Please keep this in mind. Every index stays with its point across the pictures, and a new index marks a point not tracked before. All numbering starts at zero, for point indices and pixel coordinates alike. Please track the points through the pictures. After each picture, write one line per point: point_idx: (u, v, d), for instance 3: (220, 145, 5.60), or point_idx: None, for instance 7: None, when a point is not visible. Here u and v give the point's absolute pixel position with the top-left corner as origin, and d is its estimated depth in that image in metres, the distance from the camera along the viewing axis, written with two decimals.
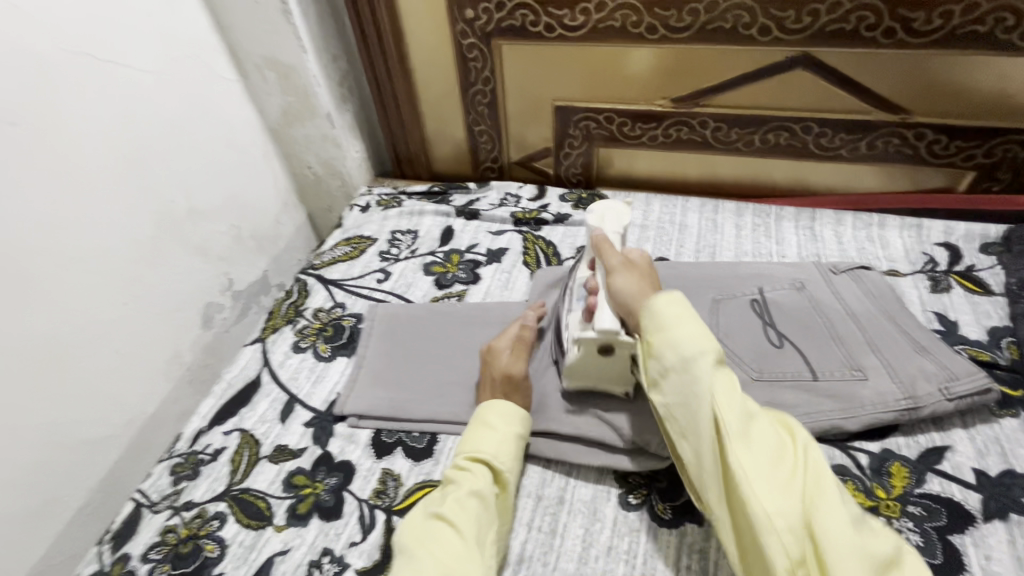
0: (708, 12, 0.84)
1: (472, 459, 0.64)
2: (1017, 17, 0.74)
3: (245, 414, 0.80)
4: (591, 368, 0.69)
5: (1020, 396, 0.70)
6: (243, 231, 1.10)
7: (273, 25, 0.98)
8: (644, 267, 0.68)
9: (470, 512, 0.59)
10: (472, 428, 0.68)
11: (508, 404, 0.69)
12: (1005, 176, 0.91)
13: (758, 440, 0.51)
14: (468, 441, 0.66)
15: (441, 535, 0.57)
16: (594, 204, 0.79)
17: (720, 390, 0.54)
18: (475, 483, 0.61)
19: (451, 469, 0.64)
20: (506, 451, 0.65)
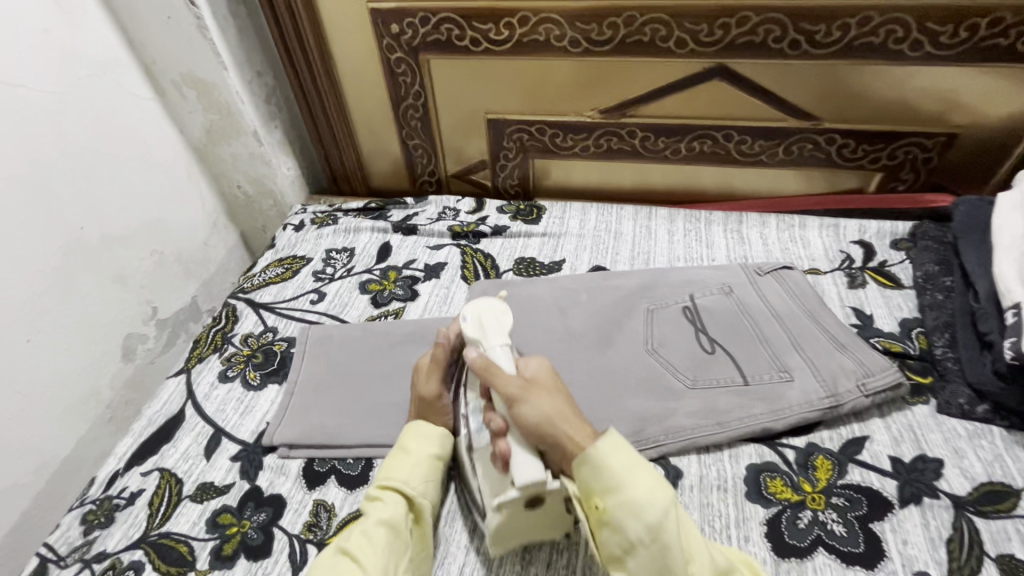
0: (627, 26, 0.86)
1: (384, 487, 0.63)
2: (906, 29, 0.80)
3: (166, 452, 0.75)
4: (517, 527, 0.59)
5: (929, 382, 0.75)
6: (167, 257, 1.05)
7: (188, 41, 0.93)
8: (545, 382, 0.62)
9: (377, 542, 0.57)
10: (390, 454, 0.67)
11: (428, 426, 0.68)
12: (909, 176, 0.97)
13: None
14: (383, 469, 0.65)
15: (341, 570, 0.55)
16: (466, 307, 0.69)
17: (662, 513, 0.52)
18: (383, 512, 0.60)
19: (364, 500, 0.63)
20: (418, 475, 0.64)
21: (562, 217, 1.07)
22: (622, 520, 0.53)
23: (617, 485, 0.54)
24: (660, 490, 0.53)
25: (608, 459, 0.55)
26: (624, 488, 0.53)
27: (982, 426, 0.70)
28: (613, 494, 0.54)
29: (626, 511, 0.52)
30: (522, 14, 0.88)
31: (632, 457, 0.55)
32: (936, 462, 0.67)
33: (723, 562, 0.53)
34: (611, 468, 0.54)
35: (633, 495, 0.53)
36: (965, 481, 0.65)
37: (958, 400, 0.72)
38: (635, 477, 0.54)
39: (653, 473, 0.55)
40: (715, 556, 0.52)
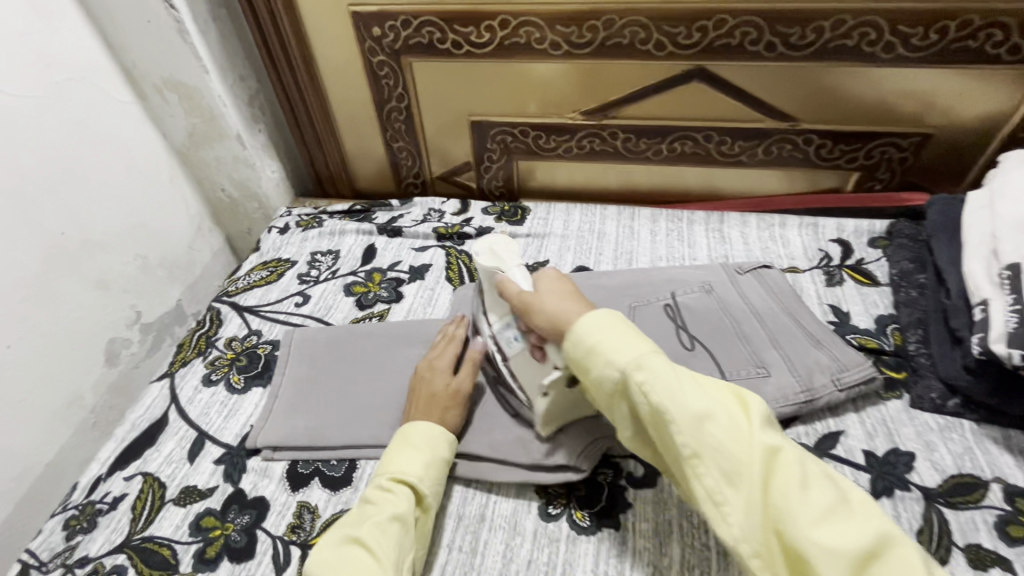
0: (607, 29, 0.87)
1: (397, 481, 0.63)
2: (878, 32, 0.81)
3: (149, 456, 0.75)
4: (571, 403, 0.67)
5: (903, 377, 0.77)
6: (151, 260, 1.04)
7: (169, 45, 0.93)
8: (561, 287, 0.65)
9: (390, 537, 0.58)
10: (401, 447, 0.66)
11: (438, 426, 0.68)
12: (885, 175, 0.99)
13: (710, 441, 0.49)
14: (394, 461, 0.65)
15: (356, 561, 0.56)
16: (472, 244, 0.72)
17: (622, 369, 0.54)
18: (399, 507, 0.60)
19: (373, 489, 0.63)
20: (431, 474, 0.64)
21: (546, 218, 1.08)
22: (597, 378, 0.56)
23: (588, 348, 0.57)
24: (624, 349, 0.55)
25: (580, 332, 0.58)
26: (594, 348, 0.57)
27: (953, 420, 0.72)
28: (586, 358, 0.57)
29: (596, 372, 0.56)
30: (502, 17, 0.89)
31: (602, 322, 0.57)
32: (908, 455, 0.69)
33: (700, 409, 0.50)
34: (582, 342, 0.57)
35: (600, 354, 0.56)
36: (936, 473, 0.67)
37: (930, 394, 0.73)
38: (605, 339, 0.56)
39: (630, 336, 0.56)
40: (689, 399, 0.51)
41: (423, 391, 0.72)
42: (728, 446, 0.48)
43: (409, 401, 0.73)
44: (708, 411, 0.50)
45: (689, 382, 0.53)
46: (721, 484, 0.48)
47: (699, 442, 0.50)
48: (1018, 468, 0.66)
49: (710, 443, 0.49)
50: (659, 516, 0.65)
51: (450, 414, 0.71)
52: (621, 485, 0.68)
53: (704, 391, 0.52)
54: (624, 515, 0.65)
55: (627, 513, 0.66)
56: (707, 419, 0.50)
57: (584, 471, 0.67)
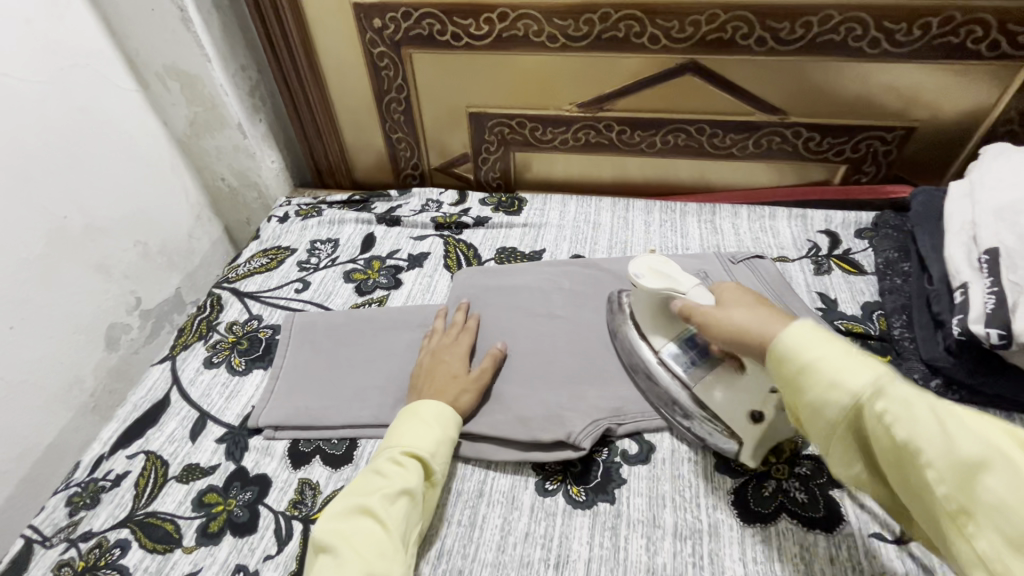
0: (603, 22, 0.89)
1: (410, 456, 0.64)
2: (864, 28, 0.84)
3: (152, 435, 0.76)
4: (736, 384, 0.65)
5: (887, 361, 0.79)
6: (151, 248, 1.05)
7: (172, 34, 0.94)
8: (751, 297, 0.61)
9: (399, 511, 0.59)
10: (415, 422, 0.67)
11: (447, 406, 0.69)
12: (871, 168, 1.02)
13: (988, 496, 0.40)
14: (407, 435, 0.65)
15: (366, 531, 0.57)
16: (632, 266, 0.71)
17: (848, 396, 0.47)
18: (411, 482, 0.61)
19: (385, 461, 0.63)
20: (442, 451, 0.66)
21: (542, 208, 1.10)
22: (815, 406, 0.49)
23: (802, 367, 0.50)
24: (847, 373, 0.47)
25: (788, 348, 0.51)
26: (808, 370, 0.49)
27: (935, 400, 0.75)
28: (798, 379, 0.50)
29: (808, 399, 0.49)
30: (501, 10, 0.91)
31: (813, 338, 0.50)
32: None
33: (969, 453, 0.41)
34: (788, 355, 0.51)
35: (820, 377, 0.48)
36: None
37: (913, 376, 0.76)
38: (821, 358, 0.49)
39: (851, 354, 0.49)
40: (957, 440, 0.42)
41: (438, 370, 0.75)
42: (1016, 502, 0.38)
43: (417, 383, 0.74)
44: (981, 456, 0.41)
45: (960, 418, 0.43)
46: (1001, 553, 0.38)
47: (970, 494, 0.41)
48: None
49: (986, 496, 0.40)
50: (652, 491, 0.67)
51: (468, 398, 0.72)
52: (617, 462, 0.70)
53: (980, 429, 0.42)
54: (619, 490, 0.67)
55: (622, 488, 0.68)
56: (980, 463, 0.41)
57: (582, 449, 0.69)
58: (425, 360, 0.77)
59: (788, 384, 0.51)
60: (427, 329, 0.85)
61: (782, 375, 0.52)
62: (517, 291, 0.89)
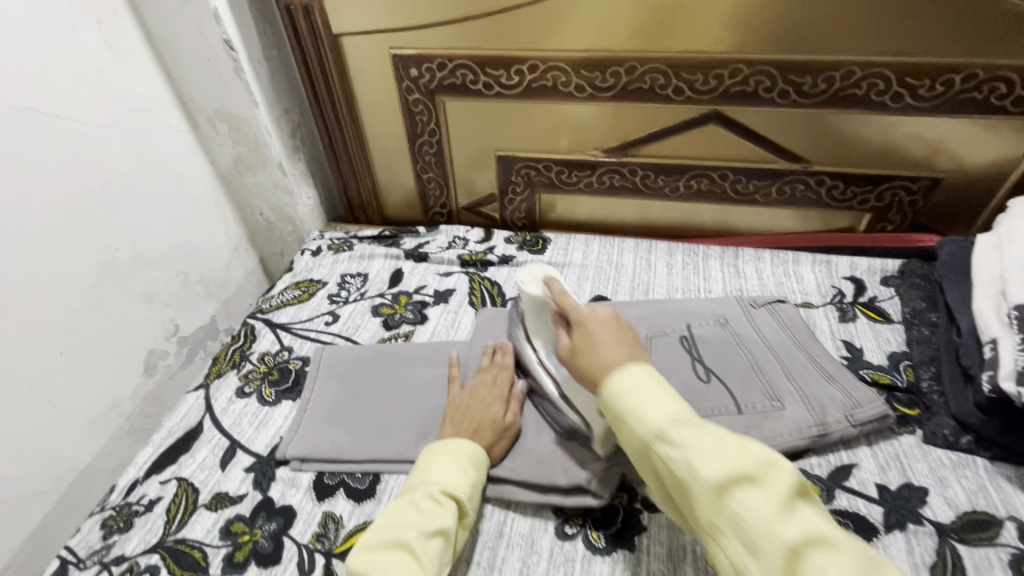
0: (629, 75, 0.93)
1: (447, 495, 0.65)
2: (886, 83, 0.86)
3: (184, 462, 0.79)
4: (704, 455, 0.52)
5: (916, 414, 0.78)
6: (191, 278, 1.11)
7: (224, 81, 1.02)
8: (607, 324, 0.68)
9: (434, 549, 0.60)
10: (450, 460, 0.68)
11: (480, 450, 0.71)
12: (896, 217, 1.02)
13: (745, 516, 0.48)
14: (444, 474, 0.67)
15: (402, 564, 0.57)
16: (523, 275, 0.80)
17: (653, 427, 0.56)
18: (448, 522, 0.62)
19: (422, 497, 0.64)
20: (474, 494, 0.67)
21: (566, 248, 1.12)
22: (630, 434, 0.58)
23: (625, 409, 0.59)
24: (765, 509, 0.48)
25: (703, 472, 0.51)
26: (624, 405, 0.59)
27: (966, 457, 0.73)
28: (619, 420, 0.60)
29: (625, 424, 0.59)
30: (531, 62, 0.96)
31: (728, 466, 0.51)
32: (921, 489, 0.70)
33: (726, 474, 0.50)
34: (613, 381, 0.61)
35: (632, 415, 0.58)
36: (949, 509, 0.68)
37: (943, 431, 0.75)
38: (638, 397, 0.59)
39: (757, 480, 0.50)
40: (714, 467, 0.51)
41: (475, 410, 0.76)
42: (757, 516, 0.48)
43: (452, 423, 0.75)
44: (739, 481, 0.50)
45: (720, 450, 0.52)
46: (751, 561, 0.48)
47: (726, 511, 0.50)
48: None
49: (743, 515, 0.48)
50: (672, 539, 0.67)
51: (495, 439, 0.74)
52: (637, 508, 0.70)
53: (735, 456, 0.52)
54: (640, 538, 0.67)
55: (642, 536, 0.67)
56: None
57: (603, 497, 0.69)
58: (455, 403, 0.78)
59: (614, 420, 0.60)
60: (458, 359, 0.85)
61: (650, 451, 0.56)
62: None
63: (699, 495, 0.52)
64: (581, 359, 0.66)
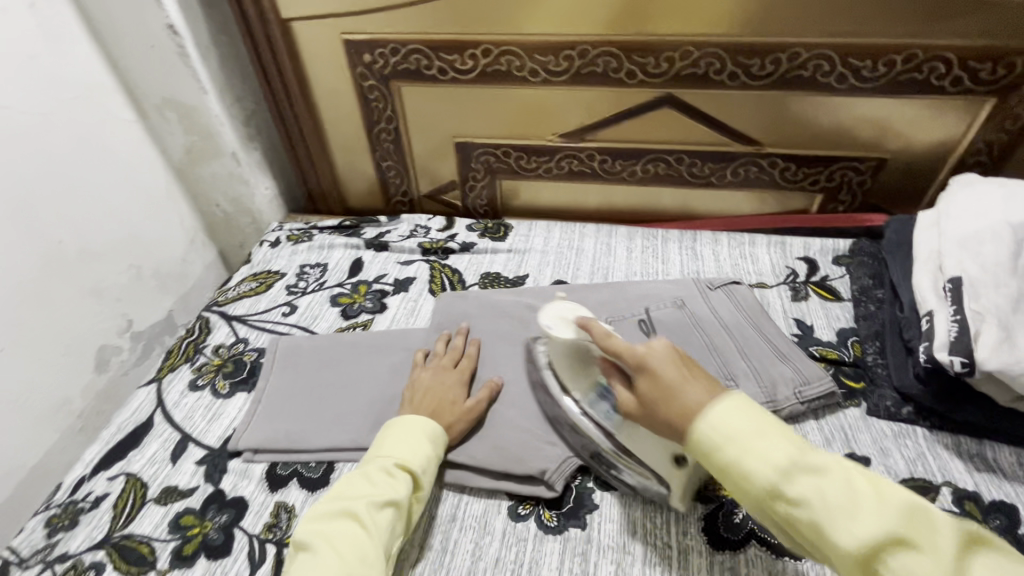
0: (581, 58, 0.93)
1: (400, 468, 0.65)
2: (831, 64, 0.87)
3: (133, 457, 0.77)
4: (757, 453, 0.51)
5: (861, 387, 0.80)
6: (144, 271, 1.08)
7: (170, 67, 0.99)
8: (671, 363, 0.58)
9: (385, 519, 0.61)
10: (407, 435, 0.69)
11: (438, 427, 0.71)
12: (847, 198, 1.05)
13: (825, 513, 0.48)
14: (399, 448, 0.67)
15: (347, 532, 0.59)
16: (541, 316, 0.68)
17: (732, 446, 0.52)
18: (400, 494, 0.63)
19: (375, 470, 0.65)
20: (431, 467, 0.68)
21: (527, 234, 1.12)
22: (711, 459, 0.53)
23: (704, 434, 0.54)
24: (828, 500, 0.48)
25: (761, 474, 0.50)
26: (704, 434, 0.54)
27: (907, 427, 0.75)
28: (698, 449, 0.54)
29: (710, 456, 0.53)
30: (484, 46, 0.95)
31: (781, 461, 0.50)
32: (864, 459, 0.72)
33: (793, 474, 0.49)
34: (705, 426, 0.53)
35: (712, 439, 0.53)
36: (889, 477, 0.70)
37: (886, 403, 0.77)
38: (721, 423, 0.53)
39: (812, 469, 0.50)
40: (781, 465, 0.50)
41: (434, 393, 0.76)
42: (833, 511, 0.47)
43: (416, 403, 0.74)
44: (809, 474, 0.49)
45: (791, 450, 0.51)
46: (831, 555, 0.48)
47: (802, 512, 0.49)
48: (967, 473, 0.70)
49: (824, 512, 0.48)
50: (623, 516, 0.68)
51: (456, 422, 0.73)
52: (589, 487, 0.71)
53: (793, 448, 0.51)
54: (591, 516, 0.68)
55: (594, 514, 0.68)
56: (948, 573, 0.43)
57: (555, 489, 0.69)
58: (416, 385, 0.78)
59: (698, 453, 0.54)
60: (436, 345, 0.84)
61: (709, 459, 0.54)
62: (498, 315, 0.90)
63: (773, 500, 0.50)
64: (659, 413, 0.57)
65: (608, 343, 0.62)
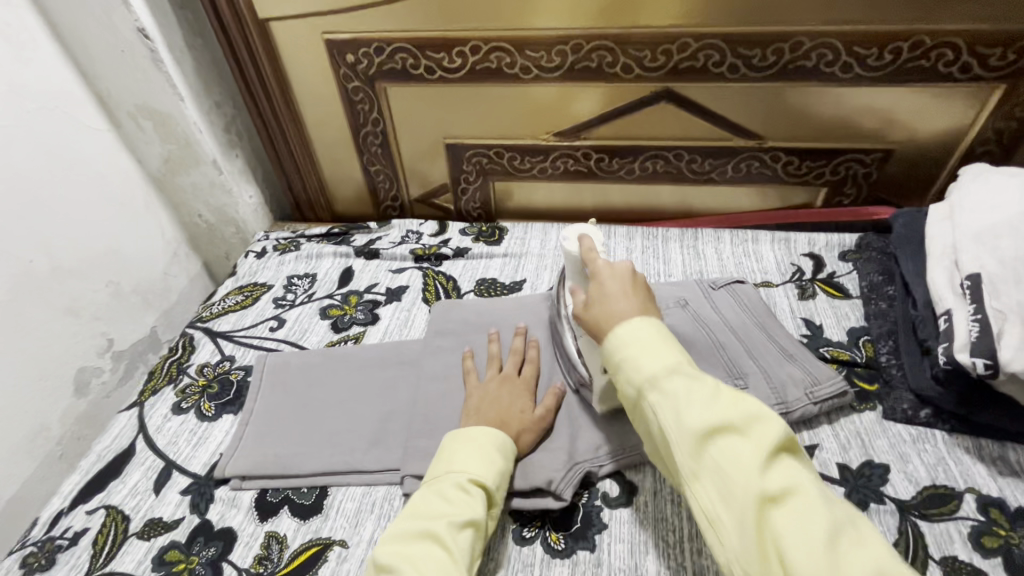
0: (574, 53, 0.89)
1: (477, 484, 0.61)
2: (835, 53, 0.84)
3: (113, 488, 0.74)
4: (690, 401, 0.51)
5: (875, 390, 0.77)
6: (124, 288, 1.04)
7: (143, 74, 0.94)
8: (625, 278, 0.63)
9: (464, 541, 0.56)
10: (480, 447, 0.64)
11: (508, 439, 0.66)
12: (852, 191, 1.01)
13: (726, 461, 0.48)
14: (476, 461, 0.62)
15: (431, 556, 0.54)
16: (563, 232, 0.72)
17: (652, 376, 0.54)
18: (478, 513, 0.58)
19: (451, 487, 0.60)
20: (504, 482, 0.63)
21: (523, 237, 1.08)
22: (629, 387, 0.56)
23: (625, 360, 0.56)
24: (746, 461, 0.47)
25: (687, 417, 0.51)
26: (628, 361, 0.56)
27: (925, 430, 0.72)
28: (620, 375, 0.57)
29: (626, 375, 0.56)
30: (473, 43, 0.91)
31: (711, 416, 0.50)
32: (882, 467, 0.69)
33: (704, 417, 0.50)
34: (621, 337, 0.57)
35: (636, 368, 0.55)
36: (910, 485, 0.67)
37: (902, 406, 0.74)
38: (642, 352, 0.56)
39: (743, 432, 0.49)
40: (699, 414, 0.50)
41: (503, 402, 0.71)
42: (739, 459, 0.48)
43: (479, 409, 0.70)
44: (726, 426, 0.49)
45: (706, 398, 0.51)
46: (716, 502, 0.48)
47: (706, 454, 0.49)
48: (991, 478, 0.67)
49: (727, 458, 0.48)
50: (634, 536, 0.64)
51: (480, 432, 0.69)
52: (597, 505, 0.68)
53: (719, 400, 0.51)
54: (600, 537, 0.65)
55: (602, 534, 0.65)
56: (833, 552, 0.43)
57: (564, 498, 0.66)
58: (475, 391, 0.73)
59: (620, 379, 0.57)
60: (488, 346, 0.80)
61: (637, 401, 0.55)
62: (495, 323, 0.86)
63: (682, 437, 0.51)
64: (594, 310, 0.62)
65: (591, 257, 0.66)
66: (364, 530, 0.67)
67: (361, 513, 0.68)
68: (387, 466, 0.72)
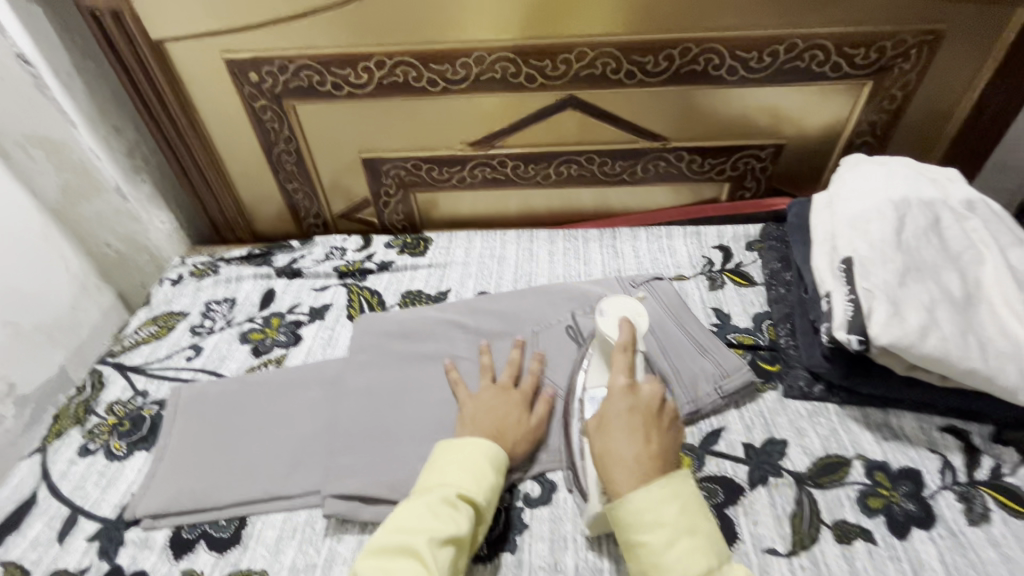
0: (478, 65, 0.91)
1: (463, 499, 0.60)
2: (720, 58, 0.89)
3: (13, 543, 0.70)
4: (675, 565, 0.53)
5: (776, 370, 0.83)
6: (24, 327, 0.99)
7: (28, 102, 0.90)
8: (649, 415, 0.63)
9: (446, 557, 0.55)
10: (470, 461, 0.63)
11: (500, 452, 0.66)
12: (752, 184, 1.08)
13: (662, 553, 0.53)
14: (463, 476, 0.61)
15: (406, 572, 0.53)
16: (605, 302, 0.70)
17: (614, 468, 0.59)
18: (461, 530, 0.57)
19: (439, 500, 0.59)
20: (493, 496, 0.63)
21: (448, 247, 1.09)
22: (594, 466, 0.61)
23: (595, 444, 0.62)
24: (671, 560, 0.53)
25: (638, 519, 0.55)
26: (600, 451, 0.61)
27: (820, 405, 0.78)
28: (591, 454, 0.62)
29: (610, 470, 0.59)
30: (377, 58, 0.91)
31: (654, 513, 0.55)
32: (782, 442, 0.74)
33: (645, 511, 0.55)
34: (613, 472, 0.59)
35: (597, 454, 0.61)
36: (806, 458, 0.72)
37: (799, 383, 0.79)
38: (613, 462, 0.59)
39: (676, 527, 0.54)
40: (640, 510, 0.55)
41: (499, 411, 0.71)
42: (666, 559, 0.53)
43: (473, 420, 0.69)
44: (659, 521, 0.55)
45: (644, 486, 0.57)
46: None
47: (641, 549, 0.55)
48: (876, 444, 0.73)
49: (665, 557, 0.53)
50: (554, 533, 0.66)
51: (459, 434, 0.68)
52: (518, 506, 0.69)
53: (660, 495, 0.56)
54: (521, 537, 0.66)
55: (524, 535, 0.66)
56: None
57: None
58: (469, 401, 0.73)
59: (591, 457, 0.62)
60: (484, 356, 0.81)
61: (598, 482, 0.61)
62: (417, 336, 0.86)
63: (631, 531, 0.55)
64: (604, 437, 0.62)
65: (621, 359, 0.66)
66: (286, 557, 0.66)
67: (283, 539, 0.68)
68: (308, 489, 0.71)
